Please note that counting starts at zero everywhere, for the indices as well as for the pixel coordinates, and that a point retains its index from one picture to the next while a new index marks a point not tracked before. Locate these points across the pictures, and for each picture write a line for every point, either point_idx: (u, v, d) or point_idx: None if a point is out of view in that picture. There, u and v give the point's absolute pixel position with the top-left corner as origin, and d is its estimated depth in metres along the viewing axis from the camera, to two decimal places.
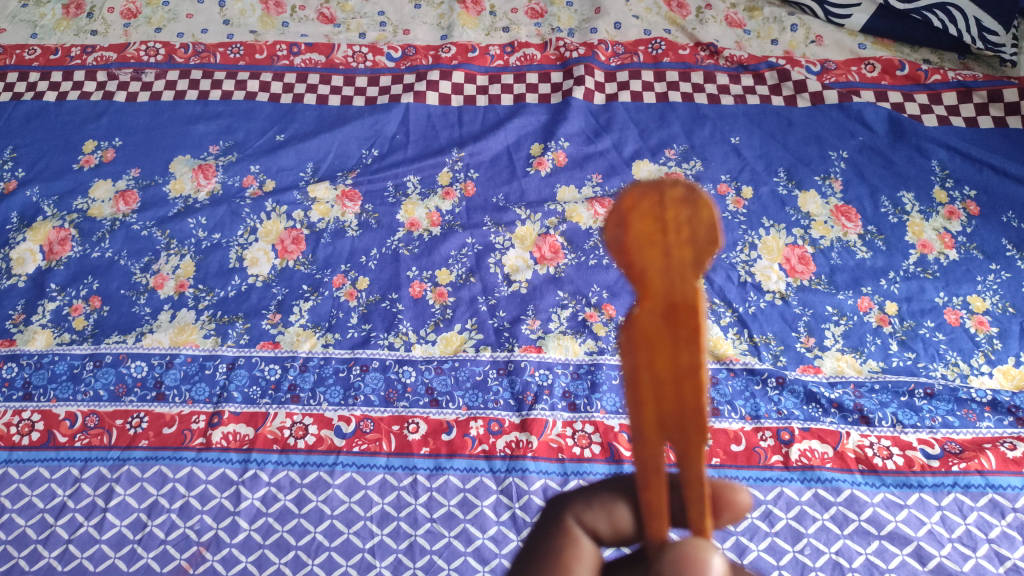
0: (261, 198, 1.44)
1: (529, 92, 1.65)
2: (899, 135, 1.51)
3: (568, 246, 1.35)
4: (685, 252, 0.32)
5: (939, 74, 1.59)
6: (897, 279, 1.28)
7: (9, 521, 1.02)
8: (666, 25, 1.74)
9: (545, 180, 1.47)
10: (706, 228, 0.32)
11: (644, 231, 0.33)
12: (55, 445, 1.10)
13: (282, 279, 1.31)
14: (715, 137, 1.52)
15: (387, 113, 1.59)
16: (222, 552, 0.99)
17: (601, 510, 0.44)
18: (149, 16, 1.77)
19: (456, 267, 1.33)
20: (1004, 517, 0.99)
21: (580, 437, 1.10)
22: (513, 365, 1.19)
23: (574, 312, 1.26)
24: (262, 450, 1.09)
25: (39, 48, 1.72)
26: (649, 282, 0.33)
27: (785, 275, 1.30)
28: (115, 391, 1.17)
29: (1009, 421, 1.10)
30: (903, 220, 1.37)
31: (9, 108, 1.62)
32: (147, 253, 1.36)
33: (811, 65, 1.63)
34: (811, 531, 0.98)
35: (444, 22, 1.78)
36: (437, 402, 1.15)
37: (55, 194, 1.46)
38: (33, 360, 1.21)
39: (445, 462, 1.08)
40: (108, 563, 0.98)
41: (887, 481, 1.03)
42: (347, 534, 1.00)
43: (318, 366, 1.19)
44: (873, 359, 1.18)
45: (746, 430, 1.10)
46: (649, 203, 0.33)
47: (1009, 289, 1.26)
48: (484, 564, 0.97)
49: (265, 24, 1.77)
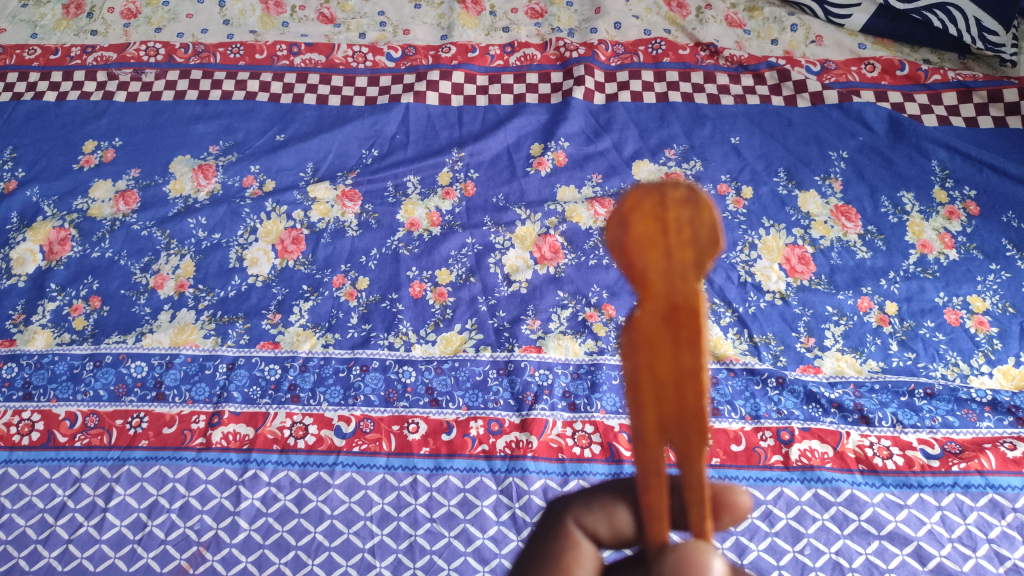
0: (261, 198, 1.44)
1: (529, 92, 1.65)
2: (899, 135, 1.51)
3: (568, 246, 1.35)
4: (687, 253, 0.32)
5: (939, 74, 1.59)
6: (897, 279, 1.28)
7: (9, 521, 1.02)
8: (666, 25, 1.74)
9: (545, 180, 1.47)
10: (708, 229, 0.32)
11: (646, 232, 0.33)
12: (55, 445, 1.10)
13: (282, 279, 1.31)
14: (715, 137, 1.52)
15: (387, 113, 1.59)
16: (222, 552, 0.99)
17: (601, 513, 0.44)
18: (149, 16, 1.77)
19: (456, 267, 1.33)
20: (1004, 517, 0.99)
21: (580, 437, 1.10)
22: (513, 365, 1.19)
23: (574, 312, 1.26)
24: (262, 450, 1.09)
25: (39, 48, 1.72)
26: (650, 284, 0.33)
27: (785, 275, 1.30)
28: (115, 392, 1.17)
29: (1009, 421, 1.10)
30: (903, 220, 1.37)
31: (9, 108, 1.62)
32: (147, 253, 1.36)
33: (812, 65, 1.63)
34: (811, 531, 0.98)
35: (444, 22, 1.78)
36: (437, 402, 1.15)
37: (54, 194, 1.46)
38: (33, 360, 1.21)
39: (445, 462, 1.08)
40: (108, 563, 0.98)
41: (887, 481, 1.03)
42: (347, 534, 1.00)
43: (318, 366, 1.19)
44: (873, 359, 1.18)
45: (746, 430, 1.10)
46: (651, 203, 0.33)
47: (1009, 290, 1.26)
48: (484, 565, 0.97)
49: (265, 24, 1.77)
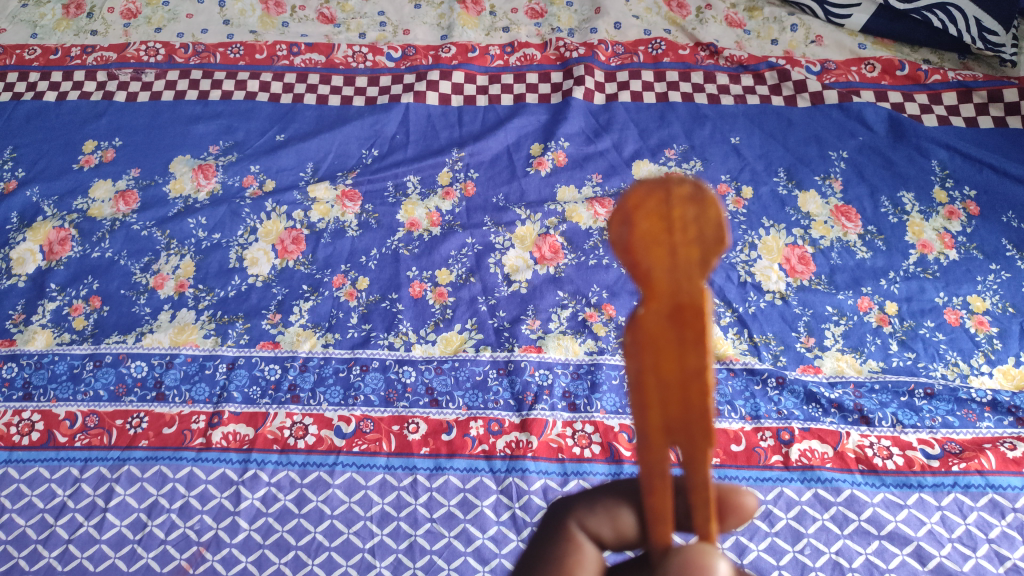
0: (261, 198, 1.44)
1: (529, 92, 1.65)
2: (899, 135, 1.51)
3: (568, 246, 1.35)
4: (691, 252, 0.32)
5: (939, 74, 1.59)
6: (897, 279, 1.28)
7: (9, 521, 1.02)
8: (666, 25, 1.74)
9: (545, 180, 1.47)
10: (713, 228, 0.32)
11: (650, 230, 0.33)
12: (55, 445, 1.11)
13: (282, 279, 1.31)
14: (715, 137, 1.52)
15: (387, 113, 1.59)
16: (222, 552, 0.99)
17: (604, 515, 0.44)
18: (149, 16, 1.77)
19: (456, 267, 1.33)
20: (1004, 517, 0.99)
21: (580, 437, 1.10)
22: (513, 365, 1.19)
23: (574, 312, 1.26)
24: (262, 450, 1.09)
25: (39, 48, 1.72)
26: (654, 283, 0.33)
27: (785, 275, 1.30)
28: (115, 392, 1.17)
29: (1009, 421, 1.10)
30: (903, 220, 1.37)
31: (9, 108, 1.62)
32: (147, 253, 1.36)
33: (812, 65, 1.63)
34: (811, 531, 0.98)
35: (444, 22, 1.78)
36: (437, 402, 1.15)
37: (54, 194, 1.46)
38: (33, 360, 1.21)
39: (445, 462, 1.08)
40: (108, 563, 0.98)
41: (887, 481, 1.03)
42: (347, 534, 1.00)
43: (318, 366, 1.20)
44: (873, 359, 1.18)
45: (746, 430, 1.10)
46: (655, 201, 0.32)
47: (1009, 289, 1.26)
48: (484, 565, 0.97)
49: (265, 24, 1.77)
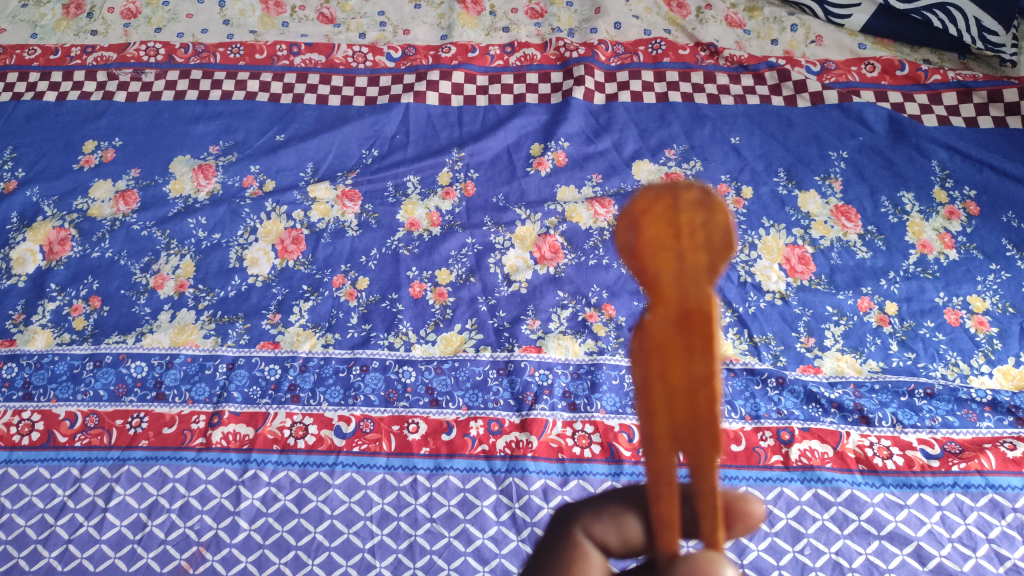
0: (261, 198, 1.44)
1: (529, 92, 1.65)
2: (899, 135, 1.51)
3: (568, 246, 1.35)
4: (699, 257, 0.32)
5: (939, 74, 1.59)
6: (897, 279, 1.28)
7: (9, 521, 1.02)
8: (666, 25, 1.74)
9: (545, 180, 1.47)
10: (721, 233, 0.32)
11: (658, 235, 0.32)
12: (55, 445, 1.11)
13: (282, 279, 1.32)
14: (715, 137, 1.52)
15: (387, 113, 1.59)
16: (222, 552, 0.99)
17: (611, 523, 0.44)
18: (149, 16, 1.77)
19: (456, 267, 1.33)
20: (1004, 517, 0.99)
21: (579, 437, 1.10)
22: (513, 365, 1.19)
23: (574, 312, 1.26)
24: (262, 450, 1.09)
25: (39, 48, 1.72)
26: (662, 288, 0.32)
27: (785, 275, 1.30)
28: (115, 391, 1.17)
29: (1009, 421, 1.10)
30: (903, 220, 1.37)
31: (9, 108, 1.62)
32: (147, 253, 1.36)
33: (812, 65, 1.63)
34: (811, 531, 0.98)
35: (444, 22, 1.78)
36: (437, 402, 1.15)
37: (54, 194, 1.46)
38: (33, 360, 1.21)
39: (445, 462, 1.08)
40: (108, 563, 0.98)
41: (887, 481, 1.03)
42: (347, 534, 1.00)
43: (318, 366, 1.19)
44: (873, 359, 1.18)
45: (746, 430, 1.10)
46: (662, 206, 0.32)
47: (1009, 289, 1.26)
48: (484, 564, 0.97)
49: (265, 24, 1.77)
